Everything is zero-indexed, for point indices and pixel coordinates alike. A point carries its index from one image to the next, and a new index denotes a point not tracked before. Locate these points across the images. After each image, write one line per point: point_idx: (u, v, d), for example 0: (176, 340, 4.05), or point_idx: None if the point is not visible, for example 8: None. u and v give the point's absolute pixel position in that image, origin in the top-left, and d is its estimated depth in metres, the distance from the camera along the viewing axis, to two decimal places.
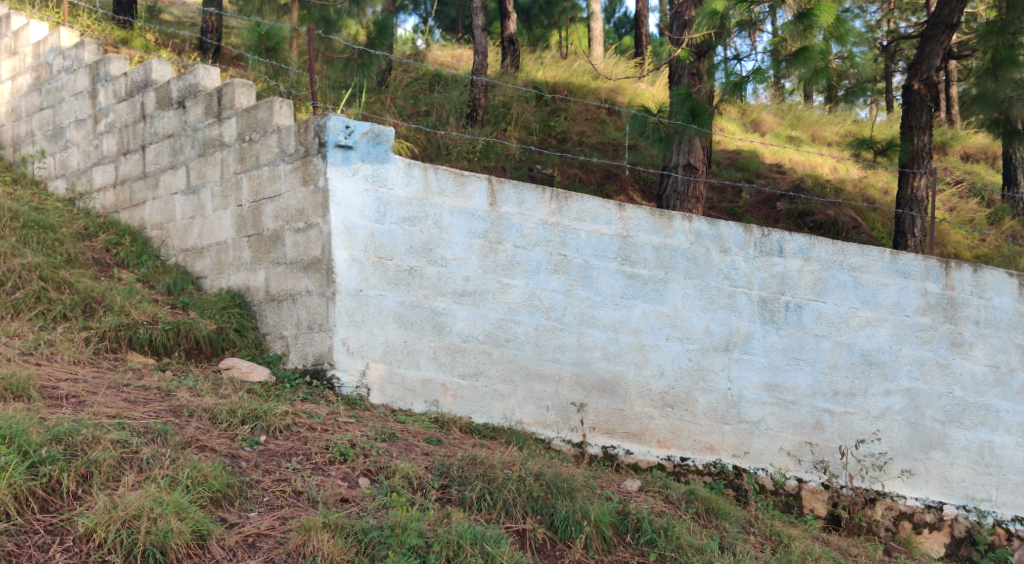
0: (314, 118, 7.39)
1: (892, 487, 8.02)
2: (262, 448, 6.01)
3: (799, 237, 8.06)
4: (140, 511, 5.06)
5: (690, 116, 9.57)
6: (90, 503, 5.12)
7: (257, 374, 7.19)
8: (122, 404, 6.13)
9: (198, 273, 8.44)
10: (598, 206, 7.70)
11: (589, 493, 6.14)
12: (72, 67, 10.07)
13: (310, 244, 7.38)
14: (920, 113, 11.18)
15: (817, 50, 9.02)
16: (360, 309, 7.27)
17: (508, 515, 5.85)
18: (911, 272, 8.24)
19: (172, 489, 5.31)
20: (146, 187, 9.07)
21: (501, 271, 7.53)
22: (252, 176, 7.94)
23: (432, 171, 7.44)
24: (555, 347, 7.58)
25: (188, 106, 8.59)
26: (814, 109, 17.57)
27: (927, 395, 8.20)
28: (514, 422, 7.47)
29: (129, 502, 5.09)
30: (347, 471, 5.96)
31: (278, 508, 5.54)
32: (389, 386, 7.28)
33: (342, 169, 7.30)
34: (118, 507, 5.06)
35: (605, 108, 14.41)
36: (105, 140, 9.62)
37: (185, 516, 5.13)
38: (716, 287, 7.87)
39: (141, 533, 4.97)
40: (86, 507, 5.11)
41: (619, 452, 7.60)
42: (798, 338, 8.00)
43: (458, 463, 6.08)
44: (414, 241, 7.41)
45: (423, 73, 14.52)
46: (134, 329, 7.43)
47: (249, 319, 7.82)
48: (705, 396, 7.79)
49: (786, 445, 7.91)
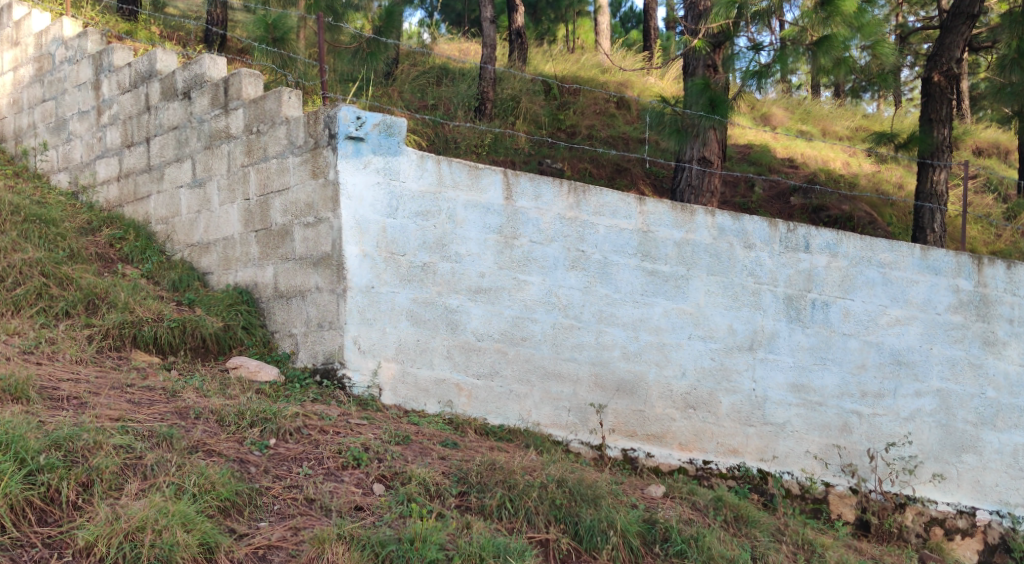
0: (324, 108, 7.13)
1: (923, 492, 7.78)
2: (272, 452, 5.76)
3: (826, 232, 7.80)
4: (145, 523, 4.82)
5: (710, 106, 9.24)
6: (91, 514, 4.88)
7: (265, 374, 6.95)
8: (125, 405, 5.88)
9: (204, 269, 8.20)
10: (617, 200, 7.44)
11: (614, 501, 5.89)
12: (75, 58, 9.83)
13: (320, 239, 7.13)
14: (940, 105, 10.84)
15: (840, 39, 8.75)
16: (372, 306, 7.02)
17: (530, 524, 5.61)
18: (942, 268, 8.02)
19: (178, 498, 5.07)
20: (150, 181, 8.83)
21: (517, 268, 7.27)
22: (260, 168, 7.69)
23: (445, 164, 7.19)
24: (573, 346, 7.32)
25: (193, 97, 8.36)
26: (823, 104, 17.33)
27: (958, 396, 7.98)
28: (531, 423, 7.22)
29: (133, 513, 4.85)
30: (361, 477, 5.71)
31: (290, 517, 5.29)
32: (402, 386, 7.03)
33: (353, 162, 7.04)
34: (121, 518, 4.82)
35: (614, 103, 14.18)
36: (109, 132, 9.38)
37: (191, 527, 4.88)
38: (739, 284, 7.62)
39: (145, 547, 4.73)
40: (86, 518, 4.86)
41: (640, 455, 7.34)
42: (825, 336, 7.75)
43: (476, 469, 5.84)
44: (428, 236, 7.16)
45: (431, 66, 14.27)
46: (138, 327, 7.18)
47: (257, 317, 7.57)
48: (728, 397, 7.54)
49: (812, 448, 7.66)
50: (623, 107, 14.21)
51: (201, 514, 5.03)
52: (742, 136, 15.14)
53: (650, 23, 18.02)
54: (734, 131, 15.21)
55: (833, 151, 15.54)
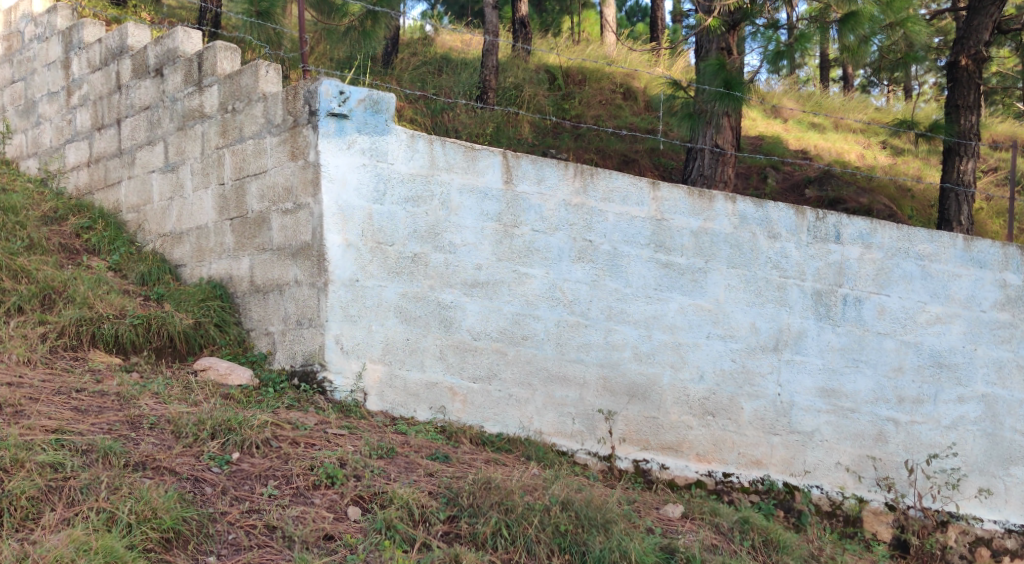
0: (304, 82, 6.41)
1: (967, 508, 7.09)
2: (234, 469, 5.07)
3: (859, 221, 7.09)
4: (60, 561, 4.16)
5: (724, 89, 8.36)
6: None
7: (237, 377, 6.25)
8: (68, 414, 5.21)
9: (177, 260, 7.50)
10: (629, 185, 6.74)
11: (627, 526, 5.20)
12: (44, 35, 9.13)
13: (299, 227, 6.42)
14: (968, 90, 10.04)
15: (866, 15, 8.04)
16: (357, 302, 6.29)
17: (530, 555, 4.92)
18: (988, 261, 7.33)
19: (109, 530, 4.41)
20: (121, 166, 8.13)
21: (517, 259, 6.57)
22: (235, 150, 6.99)
23: (438, 144, 6.48)
24: (579, 346, 6.62)
25: (166, 74, 7.66)
26: (835, 97, 16.52)
27: (1006, 402, 7.29)
28: (532, 432, 6.51)
29: (46, 551, 4.19)
30: (334, 499, 5.01)
31: (245, 550, 4.59)
32: (389, 390, 6.32)
33: (335, 141, 6.32)
34: (31, 557, 4.15)
35: (622, 94, 13.44)
36: (79, 115, 8.68)
37: None
38: (764, 278, 6.91)
39: None
40: None
41: (653, 467, 6.64)
42: (858, 336, 7.03)
43: (469, 488, 5.13)
44: (418, 224, 6.45)
45: (432, 56, 13.61)
46: (98, 324, 6.49)
47: (231, 313, 6.88)
48: (752, 403, 6.83)
49: (844, 459, 6.95)
50: (631, 97, 13.47)
51: (133, 548, 4.36)
52: (753, 128, 14.39)
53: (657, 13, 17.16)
54: (745, 123, 14.47)
55: (848, 143, 14.82)
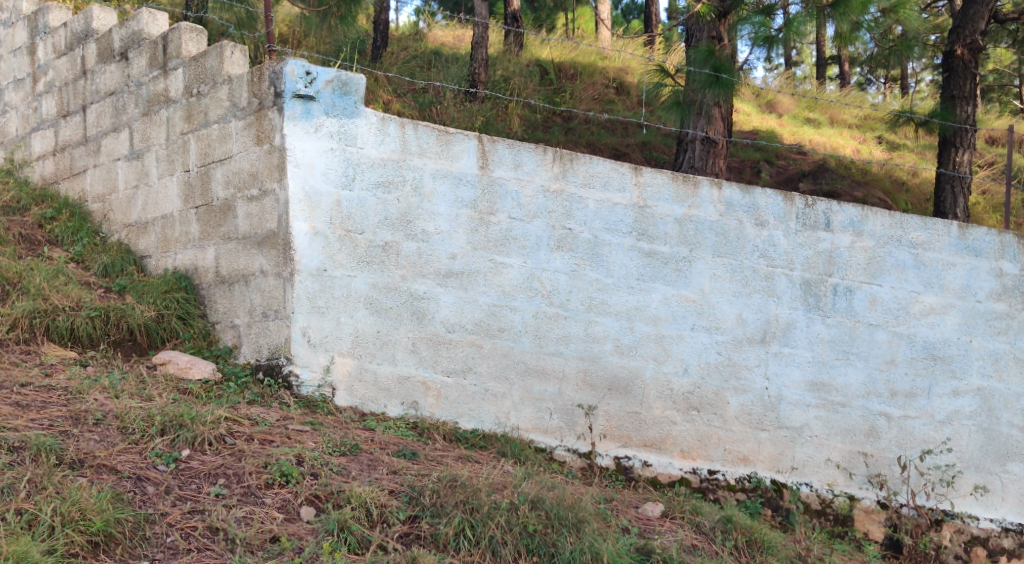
0: (270, 63, 6.13)
1: (962, 507, 6.83)
2: (181, 467, 4.80)
3: (850, 208, 6.81)
4: None
5: (713, 77, 8.01)
6: None
7: (197, 372, 5.97)
8: (7, 409, 4.95)
9: (142, 251, 7.21)
10: (610, 170, 6.46)
11: (600, 526, 4.93)
12: (11, 20, 8.83)
13: (265, 214, 6.14)
14: (963, 81, 9.75)
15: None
16: (325, 293, 6.01)
17: (495, 557, 4.65)
18: (984, 249, 7.04)
19: (28, 533, 4.16)
20: (86, 154, 7.84)
21: (494, 248, 6.29)
22: (200, 135, 6.70)
23: (411, 127, 6.19)
24: (558, 339, 6.34)
25: (131, 58, 7.37)
26: (830, 92, 16.22)
27: (1003, 396, 7.01)
28: (508, 428, 6.24)
29: None
30: (287, 498, 4.74)
31: (182, 553, 4.33)
32: (359, 385, 6.05)
33: (302, 124, 6.04)
34: None
35: (613, 88, 13.19)
36: (44, 102, 8.38)
37: None
38: (750, 267, 6.63)
39: None
40: None
41: (635, 465, 6.37)
42: (849, 327, 6.76)
43: (433, 486, 4.85)
44: (390, 211, 6.16)
45: (420, 50, 13.33)
46: (52, 316, 6.22)
47: (195, 306, 6.58)
48: (738, 397, 6.56)
49: (834, 455, 6.69)
50: (622, 92, 13.21)
51: (54, 552, 4.11)
52: (746, 122, 14.10)
53: (649, 7, 16.87)
54: (738, 117, 14.18)
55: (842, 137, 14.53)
